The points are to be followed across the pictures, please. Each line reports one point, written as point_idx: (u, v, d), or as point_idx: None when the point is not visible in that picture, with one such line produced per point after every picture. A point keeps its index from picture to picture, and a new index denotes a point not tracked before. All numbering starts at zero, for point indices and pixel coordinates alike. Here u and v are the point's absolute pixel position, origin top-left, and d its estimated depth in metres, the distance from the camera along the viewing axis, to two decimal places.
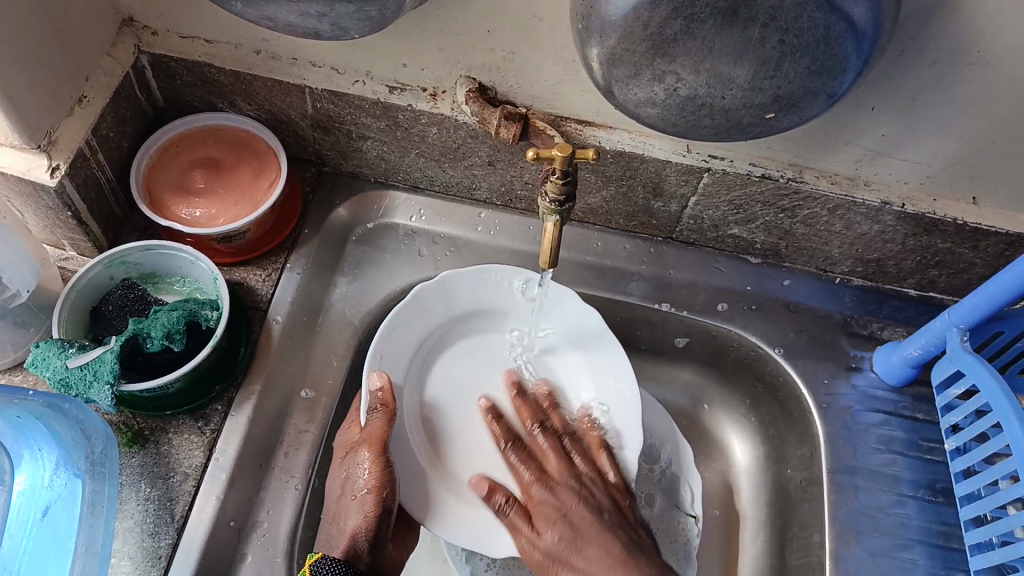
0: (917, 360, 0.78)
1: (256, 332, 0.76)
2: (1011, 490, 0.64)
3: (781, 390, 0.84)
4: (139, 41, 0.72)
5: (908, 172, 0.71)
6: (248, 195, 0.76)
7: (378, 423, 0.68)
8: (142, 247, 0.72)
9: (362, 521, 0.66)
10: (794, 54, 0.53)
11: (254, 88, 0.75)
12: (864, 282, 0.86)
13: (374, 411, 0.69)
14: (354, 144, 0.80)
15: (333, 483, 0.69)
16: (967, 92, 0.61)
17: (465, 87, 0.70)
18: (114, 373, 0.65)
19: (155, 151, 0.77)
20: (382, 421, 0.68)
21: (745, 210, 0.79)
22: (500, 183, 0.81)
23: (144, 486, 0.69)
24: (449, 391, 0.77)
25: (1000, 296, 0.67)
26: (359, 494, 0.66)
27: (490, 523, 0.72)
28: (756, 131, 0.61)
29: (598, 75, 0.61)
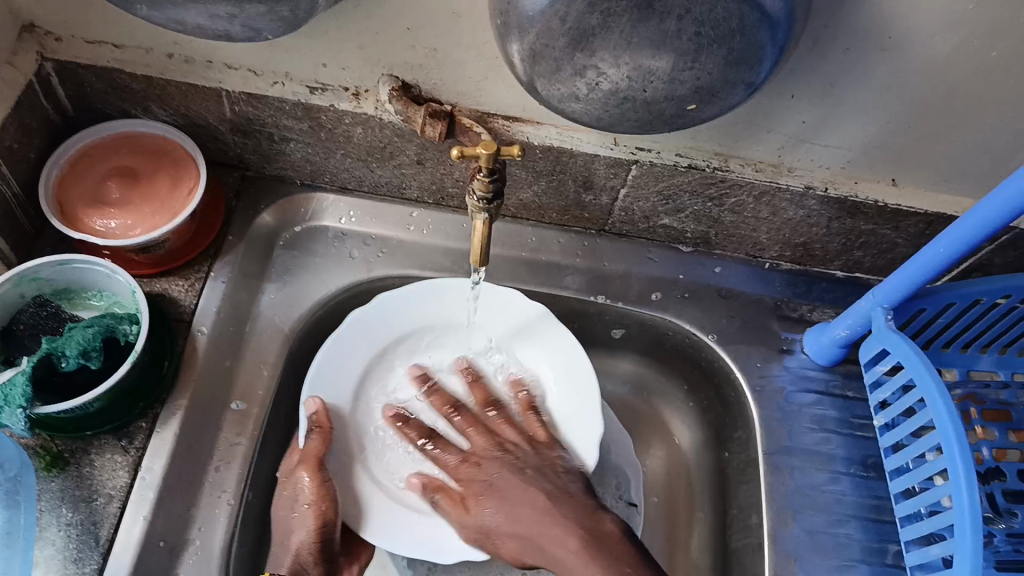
0: (845, 340, 0.80)
1: (181, 345, 0.73)
2: (936, 463, 0.66)
3: (717, 375, 0.86)
4: (42, 48, 0.69)
5: (828, 157, 0.72)
6: (167, 204, 0.73)
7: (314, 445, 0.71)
8: (53, 262, 0.68)
9: (308, 536, 0.70)
10: (711, 45, 0.53)
11: (168, 93, 0.72)
12: (793, 266, 0.88)
13: (310, 435, 0.71)
14: (277, 147, 0.78)
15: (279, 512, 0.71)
16: (881, 77, 0.62)
17: (388, 85, 0.69)
18: (27, 396, 0.62)
19: (65, 160, 0.74)
20: (319, 441, 0.71)
21: (674, 200, 0.79)
22: (430, 182, 0.80)
23: (64, 511, 0.66)
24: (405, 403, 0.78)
25: (920, 275, 0.69)
26: (301, 511, 0.70)
27: (438, 535, 0.73)
28: (678, 122, 0.62)
29: (520, 71, 0.60)
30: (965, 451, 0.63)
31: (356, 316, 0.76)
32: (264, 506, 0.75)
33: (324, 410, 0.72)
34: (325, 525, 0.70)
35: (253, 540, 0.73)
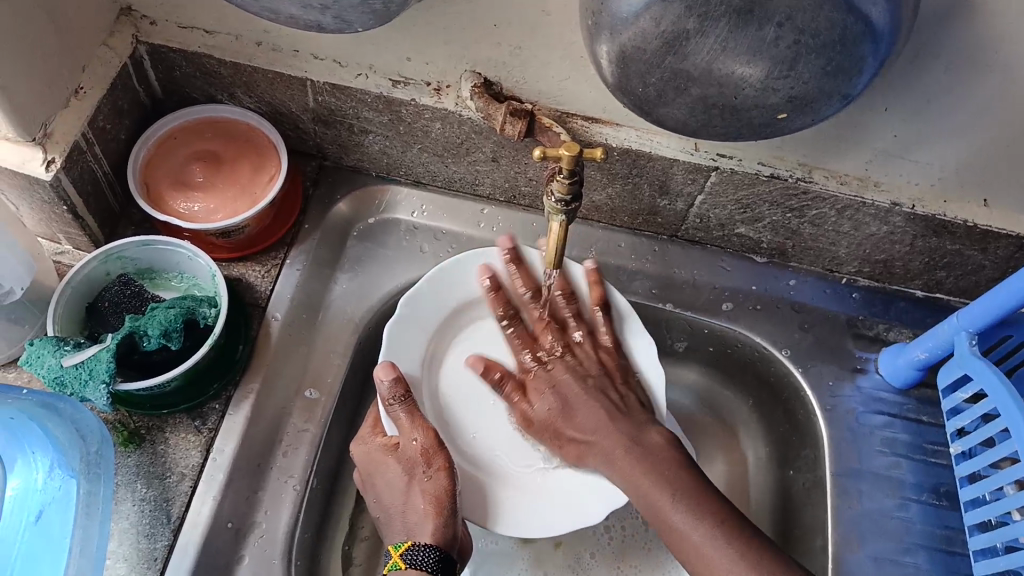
0: (923, 363, 0.77)
1: (254, 330, 0.75)
2: (1019, 497, 0.64)
3: (784, 390, 0.84)
4: (137, 31, 0.71)
5: (919, 173, 0.70)
6: (248, 189, 0.75)
7: (408, 418, 0.65)
8: (138, 242, 0.71)
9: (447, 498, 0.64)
10: (809, 54, 0.51)
11: (254, 80, 0.74)
12: (871, 283, 0.85)
13: (402, 401, 0.65)
14: (356, 138, 0.79)
15: (385, 479, 0.65)
16: (983, 95, 0.60)
17: (471, 82, 0.69)
18: (110, 372, 0.64)
19: (155, 142, 0.76)
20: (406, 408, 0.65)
21: (752, 209, 0.78)
22: (504, 179, 0.80)
23: (139, 486, 0.68)
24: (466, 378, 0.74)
25: (1008, 301, 0.66)
26: (431, 477, 0.64)
27: (567, 504, 0.68)
28: (766, 130, 0.60)
29: (607, 73, 0.59)
30: None
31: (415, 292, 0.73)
32: (327, 492, 0.76)
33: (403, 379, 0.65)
34: (450, 500, 0.64)
35: (315, 525, 0.74)
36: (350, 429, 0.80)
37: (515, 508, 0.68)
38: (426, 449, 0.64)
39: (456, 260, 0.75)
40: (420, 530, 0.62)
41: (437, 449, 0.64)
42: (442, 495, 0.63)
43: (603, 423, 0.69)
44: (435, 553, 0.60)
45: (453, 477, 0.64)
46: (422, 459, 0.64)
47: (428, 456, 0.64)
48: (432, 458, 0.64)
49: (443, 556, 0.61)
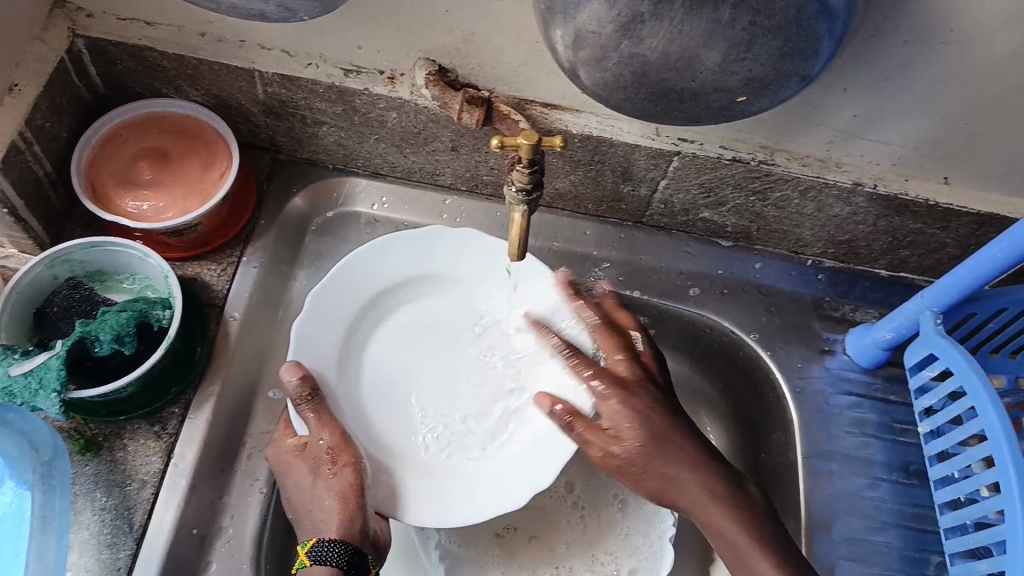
0: (889, 343, 0.77)
1: (212, 331, 0.73)
2: (987, 474, 0.64)
3: (752, 374, 0.84)
4: (73, 24, 0.68)
5: (880, 152, 0.69)
6: (198, 186, 0.72)
7: (318, 419, 0.65)
8: (87, 243, 0.68)
9: (351, 492, 0.63)
10: (765, 35, 0.51)
11: (201, 73, 0.71)
12: (836, 264, 0.85)
13: (308, 402, 0.65)
14: (310, 130, 0.77)
15: (294, 481, 0.64)
16: (940, 72, 0.59)
17: (424, 70, 0.67)
18: (61, 380, 0.62)
19: (98, 140, 0.73)
20: (314, 409, 0.65)
21: (715, 193, 0.77)
22: (464, 169, 0.78)
23: (98, 495, 0.66)
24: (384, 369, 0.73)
25: (973, 279, 0.66)
26: (337, 473, 0.64)
27: (483, 495, 0.68)
28: (726, 114, 0.59)
29: (562, 59, 0.58)
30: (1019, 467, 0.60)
31: (328, 279, 0.72)
32: None
33: (309, 376, 0.66)
34: (358, 494, 0.64)
35: None
36: None
37: (432, 499, 0.68)
38: (332, 447, 0.64)
39: (376, 243, 0.74)
40: (326, 525, 0.62)
41: (345, 447, 0.65)
42: (348, 491, 0.63)
43: (689, 458, 0.64)
44: (340, 547, 0.60)
45: (361, 472, 0.64)
46: (329, 457, 0.64)
47: (334, 454, 0.64)
48: (339, 457, 0.65)
49: (347, 549, 0.60)
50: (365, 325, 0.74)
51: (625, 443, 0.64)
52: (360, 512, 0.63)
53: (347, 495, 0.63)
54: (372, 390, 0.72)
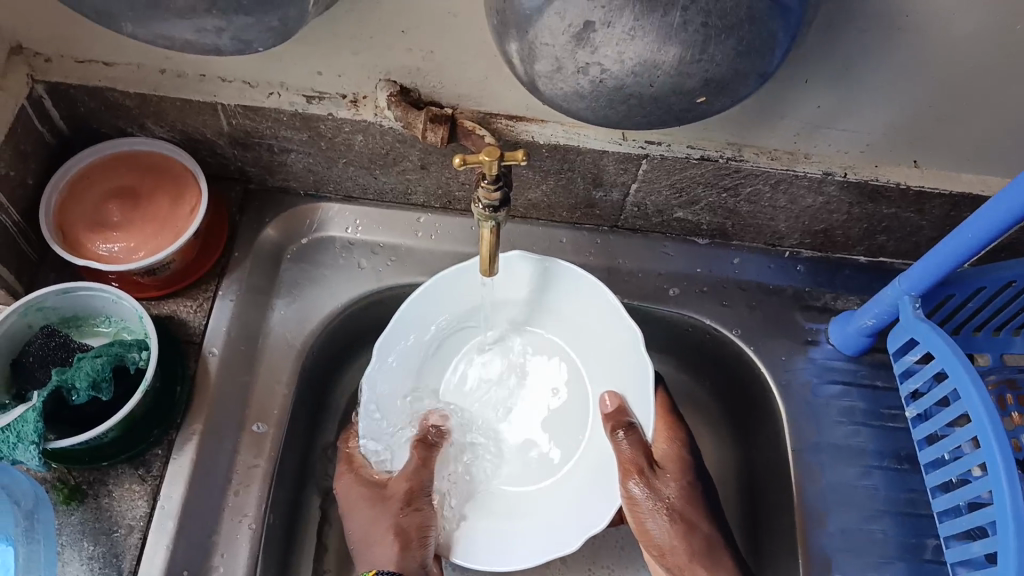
0: (871, 329, 0.77)
1: (192, 368, 0.72)
2: (975, 455, 0.64)
3: (739, 370, 0.83)
4: (32, 70, 0.67)
5: (847, 141, 0.69)
6: (169, 223, 0.72)
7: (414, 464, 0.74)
8: (59, 290, 0.67)
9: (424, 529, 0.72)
10: (718, 35, 0.50)
11: (163, 110, 0.71)
12: (814, 254, 0.85)
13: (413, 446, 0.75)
14: (278, 158, 0.76)
15: (365, 515, 0.72)
16: (899, 58, 0.59)
17: (386, 91, 0.67)
18: (39, 432, 0.61)
19: (66, 184, 0.72)
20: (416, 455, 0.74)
21: (688, 192, 0.77)
22: (436, 186, 0.78)
23: (86, 544, 0.65)
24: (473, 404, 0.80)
25: (947, 261, 0.66)
26: (409, 512, 0.72)
27: (542, 529, 0.73)
28: (689, 115, 0.59)
29: (520, 71, 0.58)
30: (1005, 447, 0.61)
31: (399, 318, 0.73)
32: (285, 525, 0.74)
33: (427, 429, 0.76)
34: (419, 537, 0.71)
35: (275, 562, 0.72)
36: (304, 457, 0.78)
37: (495, 537, 0.73)
38: (410, 489, 0.73)
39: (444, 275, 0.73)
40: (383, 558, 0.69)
41: (420, 493, 0.73)
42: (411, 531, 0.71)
43: (710, 541, 0.72)
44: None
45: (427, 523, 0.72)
46: (405, 498, 0.72)
47: (409, 496, 0.72)
48: (413, 500, 0.73)
49: None
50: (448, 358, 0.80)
51: (658, 524, 0.72)
52: (417, 554, 0.70)
53: (412, 535, 0.71)
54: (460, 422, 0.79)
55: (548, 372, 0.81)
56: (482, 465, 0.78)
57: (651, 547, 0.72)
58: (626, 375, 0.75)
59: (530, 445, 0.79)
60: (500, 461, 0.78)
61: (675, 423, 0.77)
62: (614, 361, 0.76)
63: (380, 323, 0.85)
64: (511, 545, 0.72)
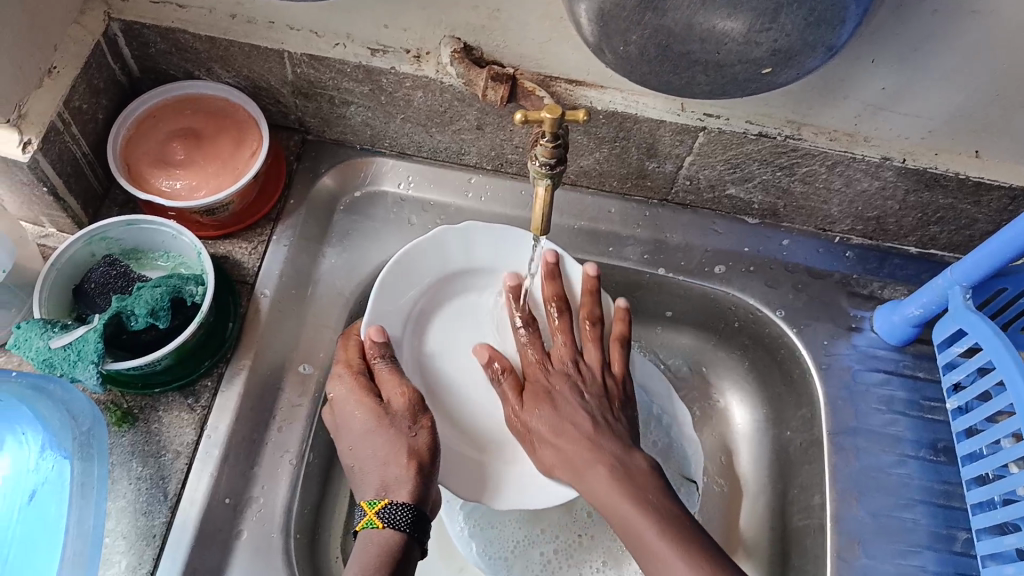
0: (918, 319, 0.76)
1: (243, 306, 0.74)
2: (1015, 449, 0.63)
3: (779, 351, 0.83)
4: (109, 8, 0.69)
5: (908, 125, 0.68)
6: (230, 165, 0.74)
7: (392, 375, 0.66)
8: (123, 222, 0.70)
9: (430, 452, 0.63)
10: (791, 5, 0.50)
11: (231, 54, 0.72)
12: (864, 241, 0.84)
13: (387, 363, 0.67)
14: (338, 110, 0.78)
15: (355, 429, 0.64)
16: (973, 42, 0.58)
17: (450, 47, 0.67)
18: (99, 352, 0.63)
19: (134, 121, 0.75)
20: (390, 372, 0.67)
21: (742, 169, 0.76)
22: (490, 147, 0.79)
23: (135, 465, 0.68)
24: (441, 365, 0.75)
25: (1003, 254, 0.65)
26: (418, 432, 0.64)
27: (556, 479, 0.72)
28: (751, 87, 0.59)
29: (587, 32, 0.58)
30: None
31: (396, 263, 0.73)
32: (323, 465, 0.76)
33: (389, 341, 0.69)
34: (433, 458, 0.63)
35: (312, 499, 0.74)
36: None
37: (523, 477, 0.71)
38: (410, 403, 0.65)
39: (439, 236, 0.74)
40: (394, 485, 0.61)
41: (421, 406, 0.65)
42: (422, 452, 0.63)
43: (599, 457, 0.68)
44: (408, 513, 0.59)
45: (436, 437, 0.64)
46: (410, 416, 0.64)
47: (413, 412, 0.64)
48: (418, 415, 0.65)
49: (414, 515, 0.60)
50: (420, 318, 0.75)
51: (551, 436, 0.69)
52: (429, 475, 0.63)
53: (425, 454, 0.63)
54: (437, 387, 0.74)
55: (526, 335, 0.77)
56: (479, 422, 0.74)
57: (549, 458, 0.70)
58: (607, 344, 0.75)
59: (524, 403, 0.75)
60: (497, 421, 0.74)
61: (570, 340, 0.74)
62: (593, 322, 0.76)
63: None
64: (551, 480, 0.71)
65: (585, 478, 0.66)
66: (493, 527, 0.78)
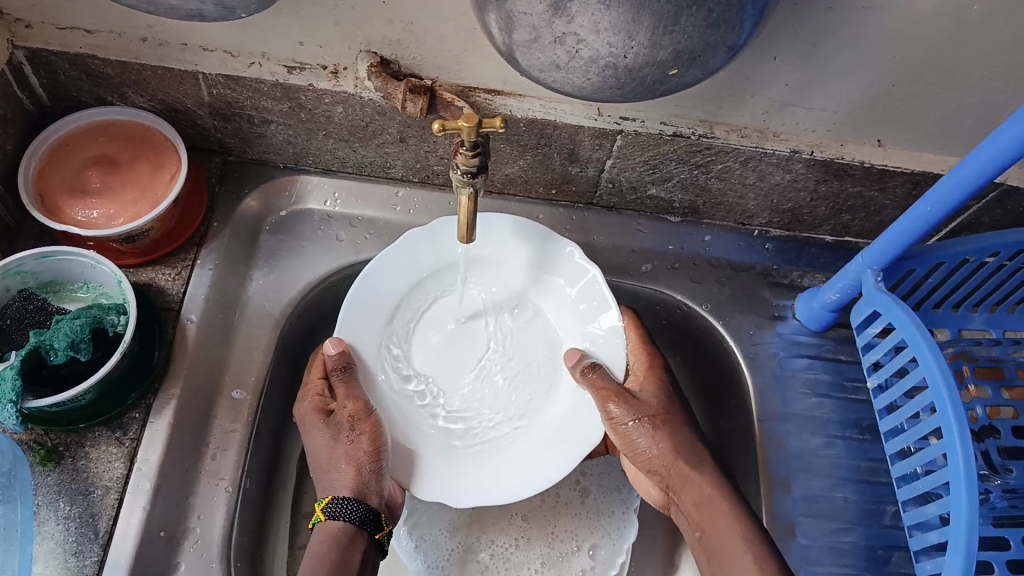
0: (836, 304, 0.79)
1: (170, 334, 0.73)
2: (930, 421, 0.66)
3: (709, 344, 0.86)
4: (13, 35, 0.67)
5: (814, 119, 0.72)
6: (149, 192, 0.73)
7: (342, 389, 0.69)
8: (37, 254, 0.68)
9: (370, 461, 0.67)
10: (690, 7, 0.52)
11: (144, 78, 0.71)
12: (782, 232, 0.87)
13: (341, 376, 0.69)
14: (258, 129, 0.77)
15: (313, 440, 0.68)
16: (865, 36, 0.61)
17: (366, 62, 0.68)
18: (17, 391, 0.61)
19: (44, 151, 0.73)
20: (341, 384, 0.69)
21: (660, 169, 0.79)
22: (415, 160, 0.79)
23: (62, 504, 0.66)
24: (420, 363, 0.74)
25: (908, 236, 0.69)
26: (356, 439, 0.67)
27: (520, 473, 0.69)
28: (662, 88, 0.61)
29: (499, 42, 0.59)
30: (959, 412, 0.62)
31: (374, 266, 0.72)
32: (262, 490, 0.75)
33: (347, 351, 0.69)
34: (372, 461, 0.67)
35: (252, 525, 0.73)
36: (281, 425, 0.79)
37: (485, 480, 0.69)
38: (353, 415, 0.68)
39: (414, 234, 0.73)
40: (338, 486, 0.66)
41: (365, 415, 0.68)
42: (361, 458, 0.67)
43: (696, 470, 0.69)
44: (354, 506, 0.64)
45: (378, 441, 0.67)
46: (349, 424, 0.68)
47: (353, 422, 0.67)
48: (359, 423, 0.68)
49: (360, 509, 0.65)
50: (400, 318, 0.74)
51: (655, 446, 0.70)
52: (370, 478, 0.66)
53: (361, 460, 0.66)
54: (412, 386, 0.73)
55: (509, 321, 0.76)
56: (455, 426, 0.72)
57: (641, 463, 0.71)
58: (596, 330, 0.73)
59: (502, 404, 0.73)
60: (475, 423, 0.72)
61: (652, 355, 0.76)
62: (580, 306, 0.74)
63: None
64: (512, 478, 0.69)
65: (688, 485, 0.69)
66: (434, 536, 0.79)
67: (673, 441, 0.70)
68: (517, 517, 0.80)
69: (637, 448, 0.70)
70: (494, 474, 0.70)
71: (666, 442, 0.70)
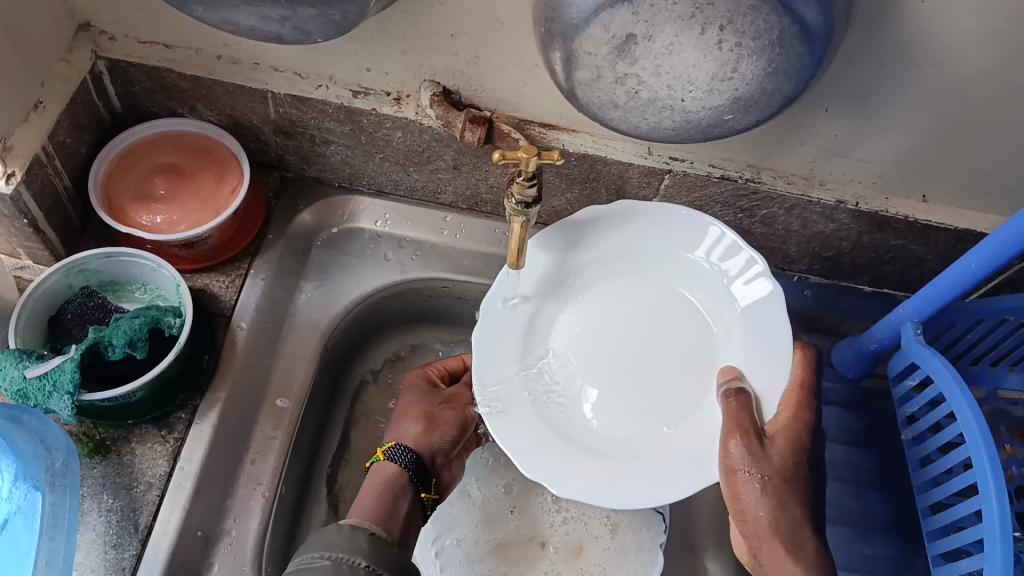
0: (873, 354, 0.79)
1: (220, 339, 0.75)
2: (966, 477, 0.66)
3: None
4: (96, 46, 0.71)
5: (861, 170, 0.73)
6: (211, 202, 0.76)
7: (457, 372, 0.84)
8: (101, 254, 0.70)
9: (445, 425, 0.81)
10: (750, 55, 0.54)
11: (215, 93, 0.74)
12: (821, 280, 0.88)
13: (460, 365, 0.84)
14: (318, 149, 0.80)
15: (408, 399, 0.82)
16: (916, 92, 0.63)
17: (429, 91, 0.70)
18: (75, 383, 0.64)
19: (115, 157, 0.76)
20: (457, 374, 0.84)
21: (705, 210, 0.80)
22: (466, 187, 0.82)
23: (105, 497, 0.68)
24: (572, 337, 0.73)
25: (950, 291, 0.69)
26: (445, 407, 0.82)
27: (625, 479, 0.67)
28: (716, 131, 0.63)
29: (561, 78, 0.62)
30: (996, 469, 0.62)
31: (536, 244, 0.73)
32: (295, 499, 0.76)
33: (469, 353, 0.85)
34: (445, 424, 0.81)
35: (284, 532, 0.74)
36: (318, 435, 0.81)
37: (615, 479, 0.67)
38: (456, 395, 0.83)
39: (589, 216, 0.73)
40: (405, 434, 0.79)
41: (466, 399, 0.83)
42: (442, 420, 0.81)
43: (783, 539, 0.70)
44: (409, 455, 0.77)
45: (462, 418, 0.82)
46: (446, 398, 0.83)
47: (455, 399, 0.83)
48: (454, 400, 0.83)
49: (412, 458, 0.77)
50: (558, 290, 0.74)
51: (759, 497, 0.70)
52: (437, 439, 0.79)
53: (438, 420, 0.80)
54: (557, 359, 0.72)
55: (665, 314, 0.73)
56: (603, 419, 0.70)
57: (736, 512, 0.71)
58: (767, 357, 0.69)
59: (646, 400, 0.70)
60: (624, 417, 0.70)
61: (805, 415, 0.75)
62: (758, 324, 0.70)
63: (399, 316, 0.88)
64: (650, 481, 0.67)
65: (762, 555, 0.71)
66: (466, 565, 0.79)
67: (786, 502, 0.71)
68: (550, 548, 0.81)
69: (740, 497, 0.70)
70: (633, 473, 0.67)
71: (776, 497, 0.70)
